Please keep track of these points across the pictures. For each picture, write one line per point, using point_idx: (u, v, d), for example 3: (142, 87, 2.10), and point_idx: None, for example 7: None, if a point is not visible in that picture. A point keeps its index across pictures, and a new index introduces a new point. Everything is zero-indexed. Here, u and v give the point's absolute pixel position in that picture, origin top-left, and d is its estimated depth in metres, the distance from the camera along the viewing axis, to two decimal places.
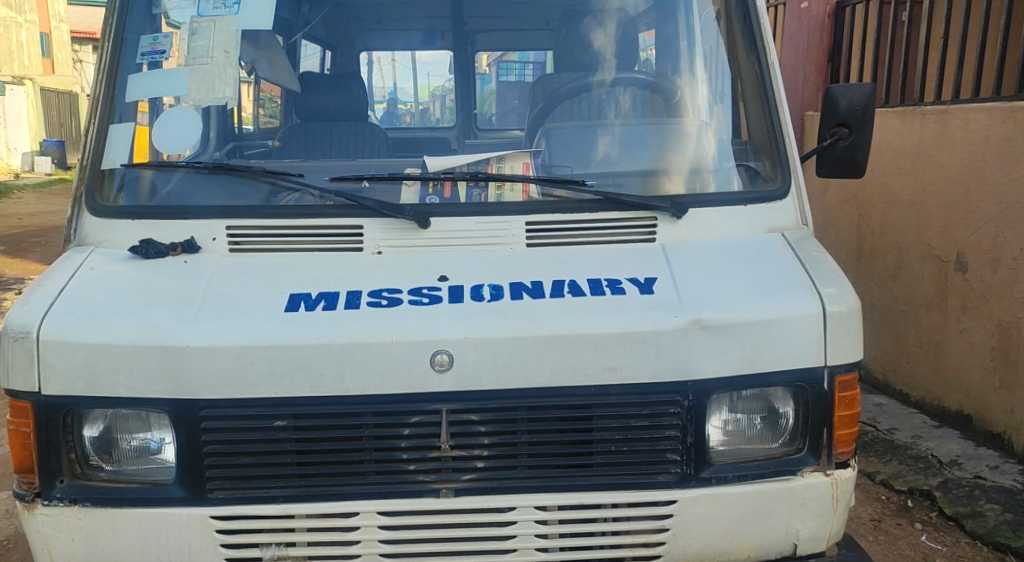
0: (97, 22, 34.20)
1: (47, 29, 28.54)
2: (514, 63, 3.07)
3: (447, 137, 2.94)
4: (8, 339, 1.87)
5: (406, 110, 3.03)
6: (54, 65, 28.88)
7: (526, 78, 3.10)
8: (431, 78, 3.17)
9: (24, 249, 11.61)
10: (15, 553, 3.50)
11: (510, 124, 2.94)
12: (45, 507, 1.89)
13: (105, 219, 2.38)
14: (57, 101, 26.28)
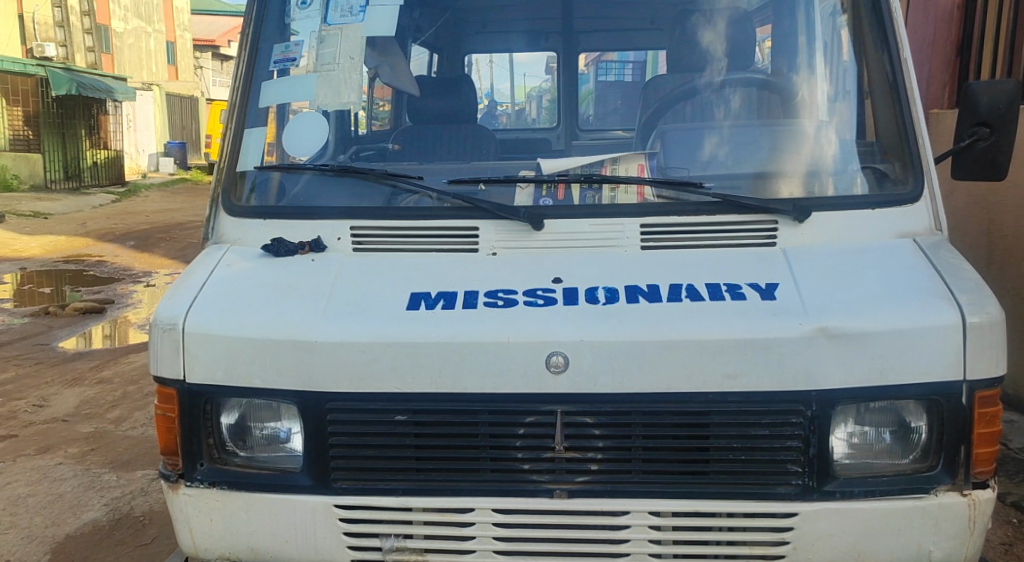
0: (219, 30, 36.02)
1: (173, 38, 30.29)
2: (613, 64, 3.15)
3: (551, 138, 3.05)
4: (158, 329, 1.99)
5: (503, 110, 3.15)
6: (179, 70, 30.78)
7: (625, 77, 3.17)
8: (528, 78, 3.33)
9: (152, 244, 12.38)
10: (149, 530, 3.72)
11: (613, 124, 3.02)
12: (187, 488, 2.01)
13: (241, 219, 2.51)
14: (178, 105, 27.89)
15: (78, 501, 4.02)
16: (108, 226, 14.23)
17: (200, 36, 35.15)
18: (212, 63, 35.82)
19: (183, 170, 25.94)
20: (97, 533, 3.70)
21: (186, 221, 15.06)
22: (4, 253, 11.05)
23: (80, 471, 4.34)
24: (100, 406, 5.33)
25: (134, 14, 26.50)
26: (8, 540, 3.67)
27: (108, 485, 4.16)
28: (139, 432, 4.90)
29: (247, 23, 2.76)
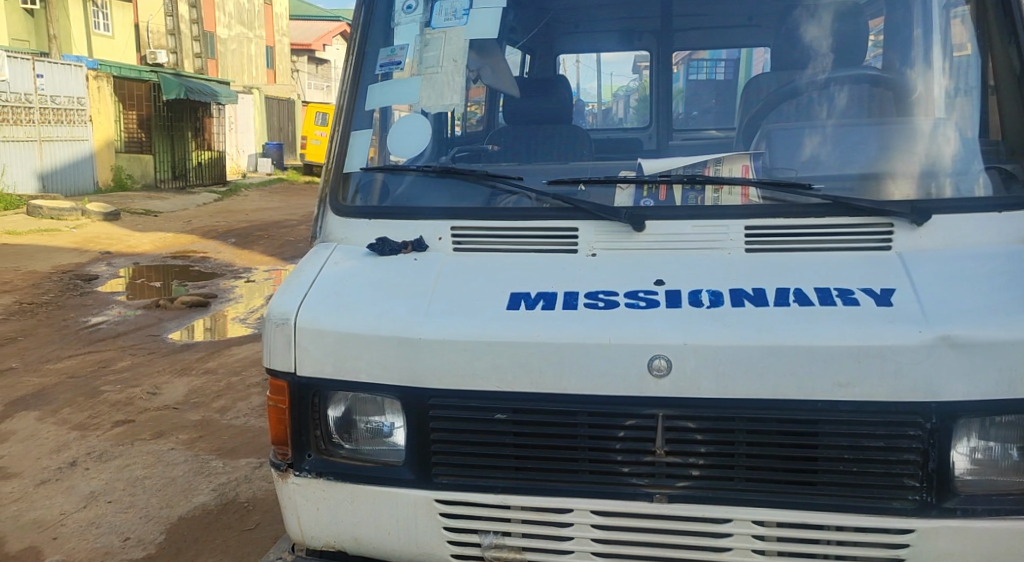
0: (314, 34, 37.20)
1: (272, 43, 32.48)
2: (704, 62, 3.13)
3: (641, 138, 2.98)
4: (271, 324, 2.07)
5: (590, 109, 3.08)
6: (276, 74, 33.02)
7: (718, 75, 3.09)
8: (615, 78, 3.29)
9: (252, 241, 12.88)
10: (254, 515, 3.86)
11: (708, 123, 2.90)
12: (295, 477, 2.08)
13: (346, 218, 2.58)
14: (276, 107, 28.92)
15: (189, 485, 4.20)
16: (211, 223, 14.85)
17: (297, 41, 36.36)
18: (308, 67, 36.96)
19: (280, 170, 26.88)
20: (207, 517, 3.87)
21: (283, 219, 15.60)
22: (118, 249, 11.65)
23: (190, 456, 4.54)
24: (207, 395, 5.56)
25: (239, 22, 29.61)
26: (127, 519, 3.86)
27: (216, 471, 4.34)
28: (242, 421, 5.09)
29: (353, 28, 2.84)
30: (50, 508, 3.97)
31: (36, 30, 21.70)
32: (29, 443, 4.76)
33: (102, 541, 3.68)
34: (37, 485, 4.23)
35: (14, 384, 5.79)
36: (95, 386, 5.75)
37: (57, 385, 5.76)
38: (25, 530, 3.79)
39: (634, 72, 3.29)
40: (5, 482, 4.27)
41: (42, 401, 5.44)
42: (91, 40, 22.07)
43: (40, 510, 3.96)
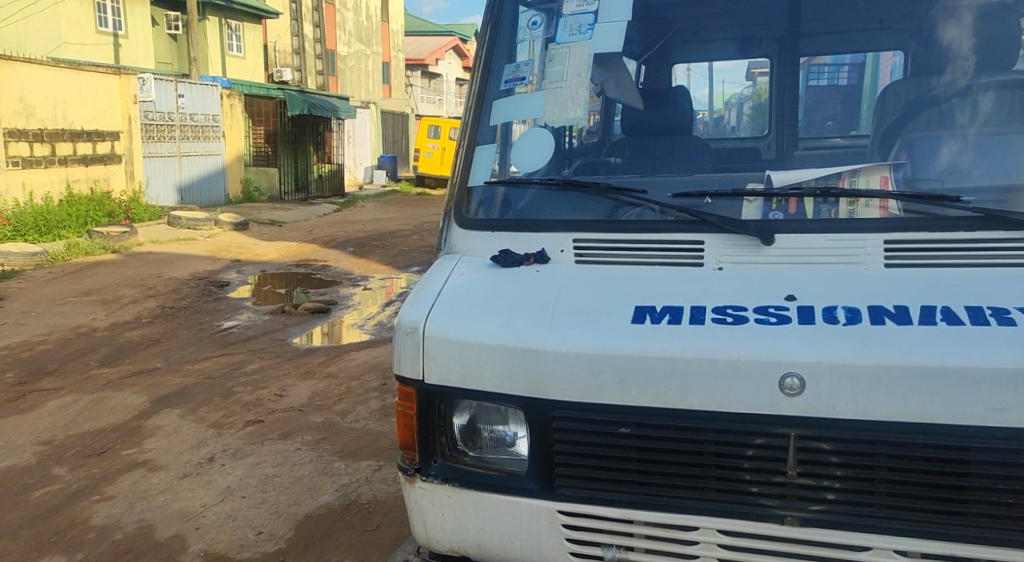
0: (429, 49, 38.19)
1: (388, 58, 33.83)
2: (826, 67, 2.94)
3: (759, 148, 2.93)
4: (401, 332, 2.12)
5: (701, 118, 3.03)
6: (392, 89, 34.18)
7: (840, 81, 2.93)
8: (727, 85, 3.15)
9: (369, 250, 13.29)
10: (375, 516, 3.99)
11: (829, 131, 2.85)
12: (422, 482, 2.14)
13: (470, 230, 2.65)
14: (392, 121, 29.79)
15: (315, 484, 4.36)
16: (330, 233, 15.40)
17: (411, 56, 37.32)
18: (421, 81, 37.86)
19: (394, 182, 27.65)
20: (332, 515, 4.01)
21: (397, 230, 16.00)
22: (247, 256, 12.24)
23: (316, 457, 4.71)
24: (329, 398, 5.76)
25: (357, 39, 31.17)
26: (260, 514, 4.04)
27: (339, 472, 4.50)
28: (362, 424, 5.25)
29: (480, 46, 2.94)
30: (193, 500, 4.20)
31: (177, 53, 23.50)
32: (172, 438, 5.04)
33: (239, 533, 3.86)
34: (180, 478, 4.47)
35: (158, 383, 6.15)
36: (229, 387, 6.04)
37: (195, 385, 6.09)
38: (171, 519, 4.01)
39: (746, 79, 3.16)
40: (152, 473, 4.53)
41: (183, 399, 5.76)
42: (225, 61, 23.35)
43: (183, 502, 4.19)
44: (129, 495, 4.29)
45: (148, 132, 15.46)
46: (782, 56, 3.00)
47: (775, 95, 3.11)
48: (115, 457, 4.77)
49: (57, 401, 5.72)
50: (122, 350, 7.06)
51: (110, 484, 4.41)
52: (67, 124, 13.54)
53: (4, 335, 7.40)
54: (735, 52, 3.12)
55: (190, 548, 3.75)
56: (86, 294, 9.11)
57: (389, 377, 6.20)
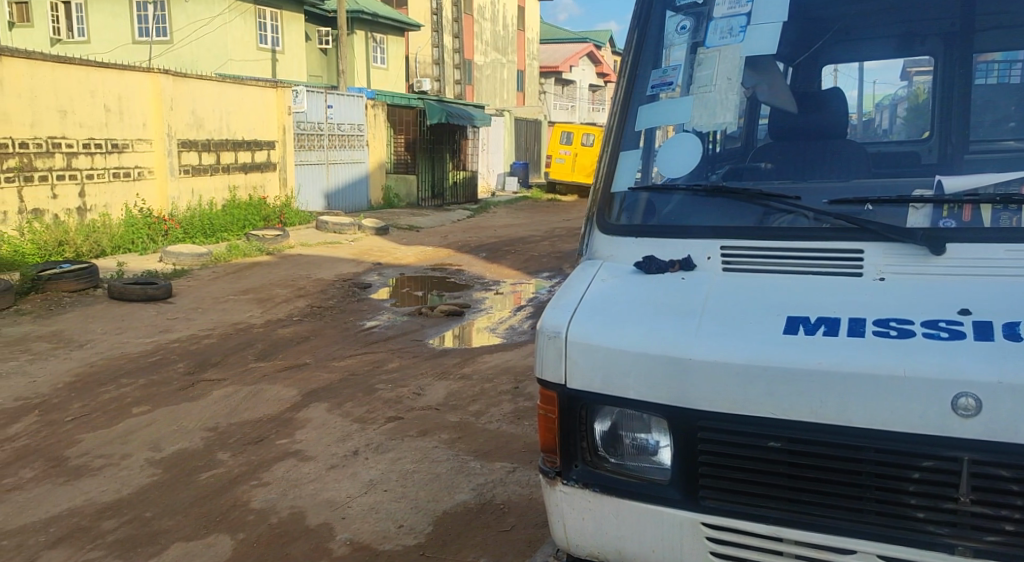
0: (563, 57, 38.39)
1: (522, 66, 34.27)
2: (993, 65, 2.78)
3: (920, 152, 2.81)
4: (544, 336, 2.22)
5: (850, 120, 2.91)
6: (525, 97, 34.62)
7: (1011, 78, 2.74)
8: (878, 85, 2.97)
9: (501, 255, 13.47)
10: (510, 517, 4.04)
11: (1004, 133, 2.70)
12: (563, 485, 2.22)
13: (613, 235, 2.67)
14: (525, 128, 30.10)
15: (452, 482, 4.45)
16: (464, 238, 15.70)
17: (545, 63, 37.59)
18: (555, 88, 38.05)
19: (526, 188, 27.91)
20: (468, 514, 4.09)
21: (528, 235, 16.13)
22: (387, 260, 12.67)
23: (453, 455, 4.81)
24: (464, 399, 5.87)
25: (493, 49, 31.87)
26: (401, 508, 4.17)
27: (475, 471, 4.58)
28: (496, 426, 5.31)
29: (626, 50, 2.92)
30: (339, 491, 4.37)
31: (327, 67, 24.65)
32: (320, 431, 5.28)
33: (381, 525, 3.99)
34: (328, 468, 4.67)
35: (307, 377, 6.45)
36: (371, 383, 6.26)
37: (342, 381, 6.34)
38: (320, 507, 4.19)
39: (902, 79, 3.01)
40: (303, 463, 4.76)
41: (330, 394, 6.01)
42: (370, 72, 24.31)
43: (330, 492, 4.37)
44: (283, 482, 4.51)
45: (300, 141, 16.29)
46: (950, 53, 2.88)
47: (935, 97, 2.96)
48: (270, 446, 5.03)
49: (219, 391, 6.09)
50: (276, 345, 7.44)
51: (266, 471, 4.66)
52: (230, 135, 14.46)
53: (174, 329, 7.95)
54: (894, 50, 2.99)
55: (338, 536, 3.91)
56: (244, 293, 9.68)
57: (521, 381, 6.25)
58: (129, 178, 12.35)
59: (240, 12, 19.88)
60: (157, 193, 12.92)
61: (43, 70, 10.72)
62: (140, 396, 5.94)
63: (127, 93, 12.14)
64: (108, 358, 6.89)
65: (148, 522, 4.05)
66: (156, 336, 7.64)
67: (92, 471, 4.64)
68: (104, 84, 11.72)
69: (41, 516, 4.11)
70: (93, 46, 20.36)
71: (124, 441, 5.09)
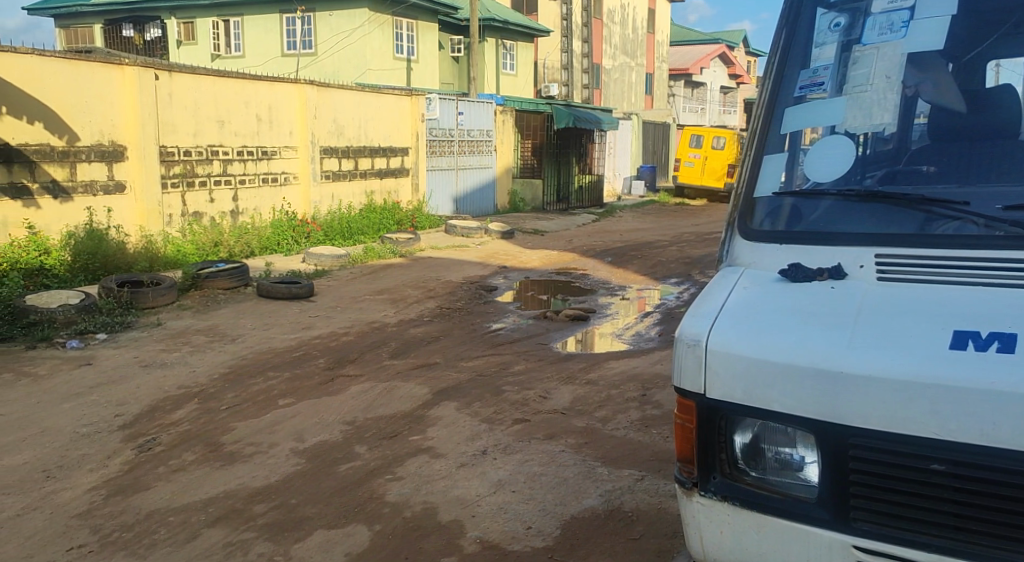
0: (694, 58, 37.68)
1: (651, 70, 33.92)
2: None
3: None
4: (683, 344, 2.19)
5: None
6: (654, 100, 34.30)
7: None
8: None
9: (626, 260, 13.34)
10: (638, 526, 3.98)
11: None
12: (700, 497, 2.18)
13: (755, 242, 2.60)
14: (653, 132, 29.70)
15: (579, 487, 4.44)
16: (589, 242, 15.64)
17: (676, 65, 36.99)
18: (684, 90, 37.44)
19: (652, 193, 27.55)
20: (596, 520, 4.07)
21: (654, 240, 15.88)
22: (512, 263, 12.80)
23: (580, 460, 4.80)
24: (591, 404, 5.85)
25: (622, 52, 31.68)
26: (529, 509, 4.18)
27: (602, 477, 4.55)
28: (623, 433, 5.26)
29: (773, 51, 2.88)
30: (469, 489, 4.44)
31: (459, 74, 25.17)
32: (451, 429, 5.38)
33: (510, 525, 4.03)
34: (459, 466, 4.75)
35: (438, 377, 6.59)
36: (499, 385, 6.34)
37: (471, 381, 6.45)
38: (451, 504, 4.26)
39: None
40: (435, 460, 4.86)
41: (460, 393, 6.12)
42: (500, 79, 24.64)
43: (461, 489, 4.44)
44: (415, 477, 4.62)
45: (432, 147, 16.70)
46: None
47: None
48: (404, 442, 5.16)
49: (356, 386, 6.32)
50: (408, 344, 7.65)
51: (401, 466, 4.79)
52: (367, 142, 14.98)
53: (315, 326, 8.30)
54: None
55: (468, 533, 3.96)
56: (379, 293, 10.00)
57: (648, 388, 6.16)
58: (276, 183, 13.01)
59: (379, 24, 20.53)
60: (301, 197, 13.55)
61: (206, 83, 11.45)
62: (285, 389, 6.23)
63: (276, 103, 12.80)
64: (256, 352, 7.27)
65: (294, 508, 4.24)
66: (299, 333, 8.00)
67: (244, 458, 4.90)
68: (257, 96, 12.40)
69: (200, 497, 4.37)
70: (248, 60, 21.76)
71: (272, 431, 5.35)
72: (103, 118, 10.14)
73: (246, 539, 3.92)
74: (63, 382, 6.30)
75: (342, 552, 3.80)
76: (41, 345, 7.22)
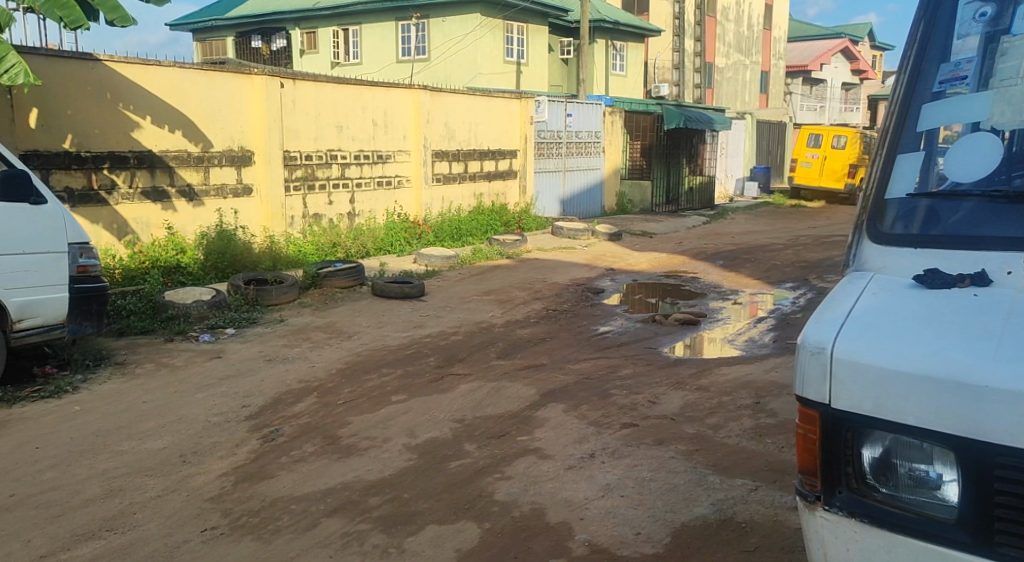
0: (812, 54, 36.39)
1: (765, 68, 33.02)
2: None
3: None
4: (806, 352, 2.10)
5: None
6: (768, 99, 33.42)
7: None
8: None
9: (739, 263, 12.98)
10: (753, 538, 3.86)
11: None
12: (825, 512, 2.10)
13: (887, 246, 2.51)
14: (768, 131, 28.84)
15: (690, 494, 4.34)
16: (700, 245, 15.31)
17: (793, 62, 35.79)
18: (802, 88, 36.19)
19: (766, 194, 26.78)
20: (708, 529, 3.96)
21: (768, 244, 15.41)
22: (621, 265, 12.68)
23: (691, 467, 4.69)
24: (701, 411, 5.71)
25: (736, 50, 30.95)
26: (638, 515, 4.12)
27: (714, 486, 4.43)
28: (735, 441, 5.11)
29: (909, 45, 2.76)
30: (578, 492, 4.41)
31: (568, 76, 25.17)
32: (559, 430, 5.36)
33: (619, 530, 3.98)
34: (567, 469, 4.73)
35: (546, 378, 6.58)
36: (607, 388, 6.27)
37: (579, 384, 6.41)
38: (560, 506, 4.25)
39: None
40: (543, 461, 4.85)
41: (568, 395, 6.10)
42: (609, 79, 24.47)
43: (569, 492, 4.42)
44: (524, 477, 4.63)
45: (540, 150, 16.76)
46: None
47: None
48: (512, 442, 5.18)
49: (466, 385, 6.38)
50: (515, 345, 7.69)
51: (509, 465, 4.80)
52: (478, 145, 15.17)
53: (425, 325, 8.45)
54: None
55: (577, 536, 3.94)
56: (487, 294, 10.09)
57: (762, 396, 5.97)
58: (390, 186, 13.34)
59: (490, 29, 20.74)
60: (413, 200, 13.84)
61: (327, 90, 11.84)
62: (397, 386, 6.36)
63: (391, 108, 13.12)
64: (371, 349, 7.46)
65: (407, 503, 4.32)
66: (410, 331, 8.16)
67: (360, 451, 5.03)
68: (374, 102, 12.73)
69: (320, 487, 4.51)
70: (365, 66, 22.38)
71: (386, 426, 5.47)
72: (234, 126, 10.67)
73: (362, 530, 4.02)
74: (196, 373, 6.64)
75: (453, 548, 3.84)
76: (178, 338, 7.64)
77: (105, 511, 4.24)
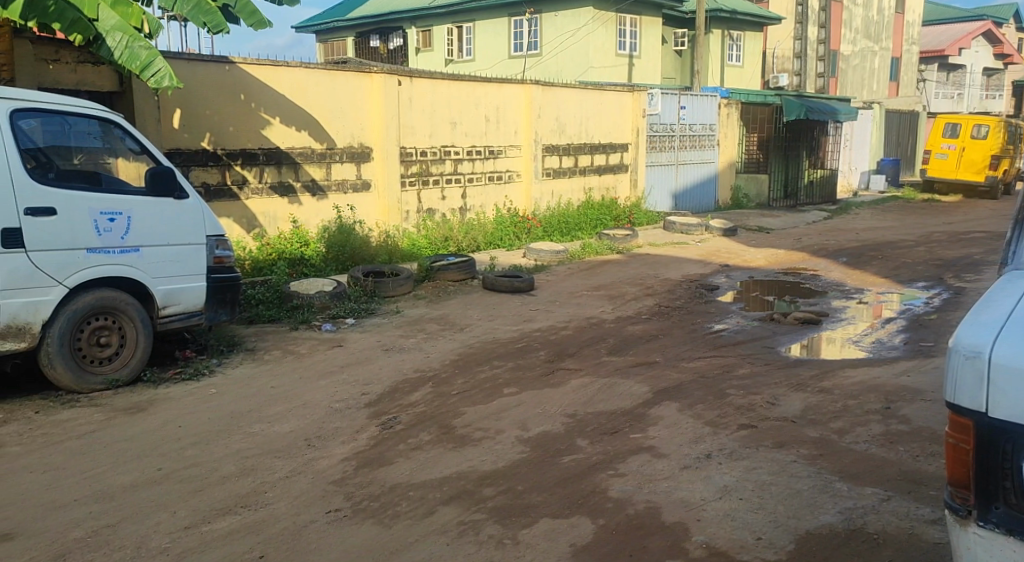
0: (947, 40, 34.29)
1: (895, 55, 31.38)
2: None
3: None
4: (961, 356, 2.18)
5: None
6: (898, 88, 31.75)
7: None
8: None
9: (864, 261, 12.35)
10: (885, 550, 3.65)
11: None
12: (979, 527, 2.14)
13: None
14: (897, 123, 27.37)
15: (815, 501, 4.15)
16: (821, 241, 14.67)
17: (927, 48, 33.84)
18: (937, 75, 34.16)
19: (895, 187, 25.29)
20: (835, 538, 3.78)
21: (896, 240, 14.62)
22: (737, 262, 12.29)
23: (815, 472, 4.48)
24: (824, 414, 5.46)
25: (861, 37, 29.62)
26: (759, 520, 3.97)
27: (841, 494, 4.21)
28: (863, 447, 4.86)
29: None
30: (695, 492, 4.28)
31: (681, 68, 24.73)
32: (673, 429, 5.24)
33: (739, 534, 3.84)
34: (682, 468, 4.61)
35: (659, 376, 6.45)
36: (723, 388, 6.09)
37: (693, 382, 6.25)
38: (676, 506, 4.14)
39: None
40: (657, 459, 4.75)
41: (683, 394, 5.95)
42: (725, 70, 23.82)
43: (685, 492, 4.30)
44: (638, 475, 4.53)
45: (653, 143, 16.48)
46: None
47: None
48: (625, 439, 5.10)
49: (577, 380, 6.33)
50: (627, 341, 7.57)
51: (622, 462, 4.72)
52: (588, 139, 15.07)
53: (536, 319, 8.44)
54: None
55: (695, 537, 3.83)
56: (598, 290, 9.99)
57: (892, 401, 5.65)
58: (501, 181, 13.42)
59: (603, 22, 20.58)
60: (522, 194, 13.88)
61: (442, 87, 12.00)
62: (509, 379, 6.38)
63: (504, 104, 13.18)
64: (482, 342, 7.50)
65: (521, 495, 4.31)
66: (521, 325, 8.16)
67: (474, 442, 5.06)
68: (487, 97, 12.83)
69: (436, 475, 4.56)
70: (479, 63, 22.57)
71: (498, 418, 5.49)
72: (355, 123, 10.97)
73: (477, 520, 4.03)
74: (317, 361, 6.85)
75: (569, 542, 3.80)
76: (302, 326, 7.91)
77: (238, 488, 4.41)
